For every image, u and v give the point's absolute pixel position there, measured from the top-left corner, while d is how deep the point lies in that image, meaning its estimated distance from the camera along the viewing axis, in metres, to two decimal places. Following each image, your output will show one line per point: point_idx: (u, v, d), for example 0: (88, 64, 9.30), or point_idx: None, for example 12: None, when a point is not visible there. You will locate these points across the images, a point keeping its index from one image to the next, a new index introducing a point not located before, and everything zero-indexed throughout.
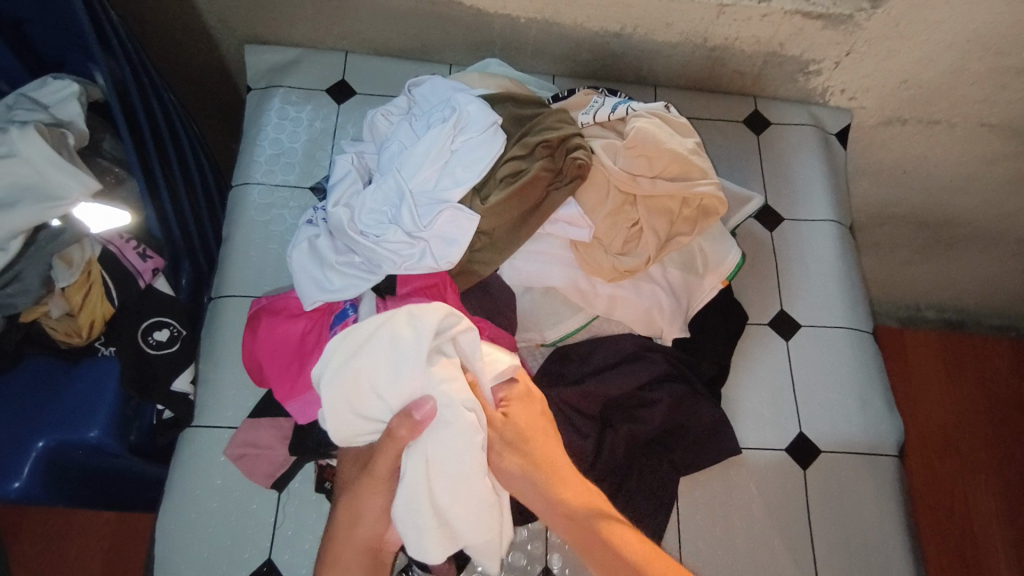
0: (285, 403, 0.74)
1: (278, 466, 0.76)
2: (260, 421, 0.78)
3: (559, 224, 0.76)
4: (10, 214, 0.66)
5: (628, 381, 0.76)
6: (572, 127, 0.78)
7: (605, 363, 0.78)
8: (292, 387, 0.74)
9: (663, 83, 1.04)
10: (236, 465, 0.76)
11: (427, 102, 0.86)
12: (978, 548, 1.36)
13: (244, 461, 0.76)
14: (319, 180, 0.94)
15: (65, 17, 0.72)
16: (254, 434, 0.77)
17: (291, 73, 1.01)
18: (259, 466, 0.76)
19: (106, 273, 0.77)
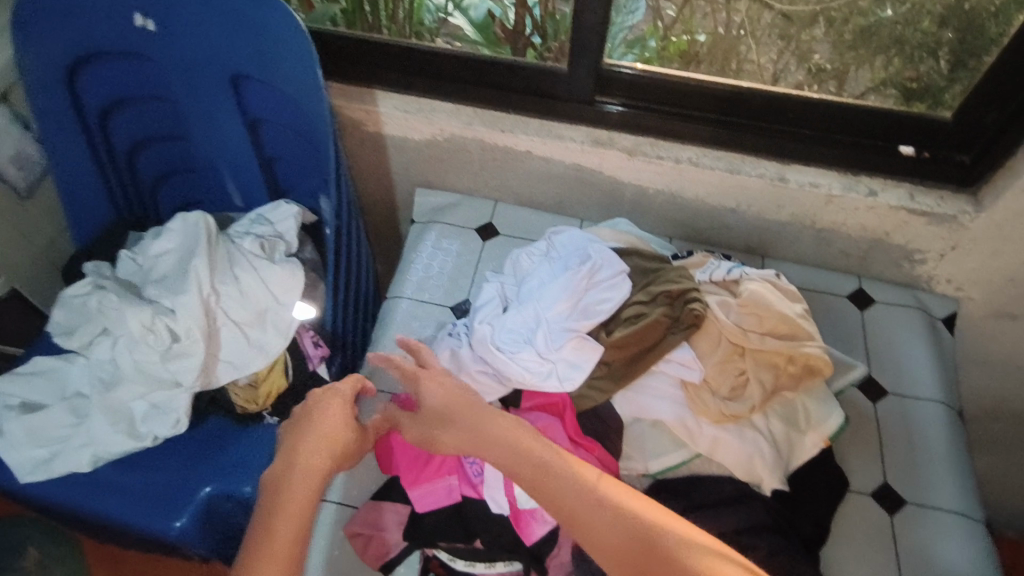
0: (409, 489, 0.83)
1: (391, 550, 0.82)
2: (381, 503, 0.86)
3: (672, 365, 0.85)
4: (242, 305, 0.88)
5: (723, 521, 0.79)
6: (691, 282, 0.89)
7: (701, 503, 0.81)
8: (417, 476, 0.84)
9: (771, 254, 1.16)
10: (353, 542, 0.84)
11: (564, 246, 1.01)
12: None
13: (361, 539, 0.83)
14: (460, 301, 1.10)
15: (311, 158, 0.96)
16: (374, 513, 0.85)
17: (450, 211, 1.22)
18: (374, 545, 0.83)
19: (287, 356, 0.92)
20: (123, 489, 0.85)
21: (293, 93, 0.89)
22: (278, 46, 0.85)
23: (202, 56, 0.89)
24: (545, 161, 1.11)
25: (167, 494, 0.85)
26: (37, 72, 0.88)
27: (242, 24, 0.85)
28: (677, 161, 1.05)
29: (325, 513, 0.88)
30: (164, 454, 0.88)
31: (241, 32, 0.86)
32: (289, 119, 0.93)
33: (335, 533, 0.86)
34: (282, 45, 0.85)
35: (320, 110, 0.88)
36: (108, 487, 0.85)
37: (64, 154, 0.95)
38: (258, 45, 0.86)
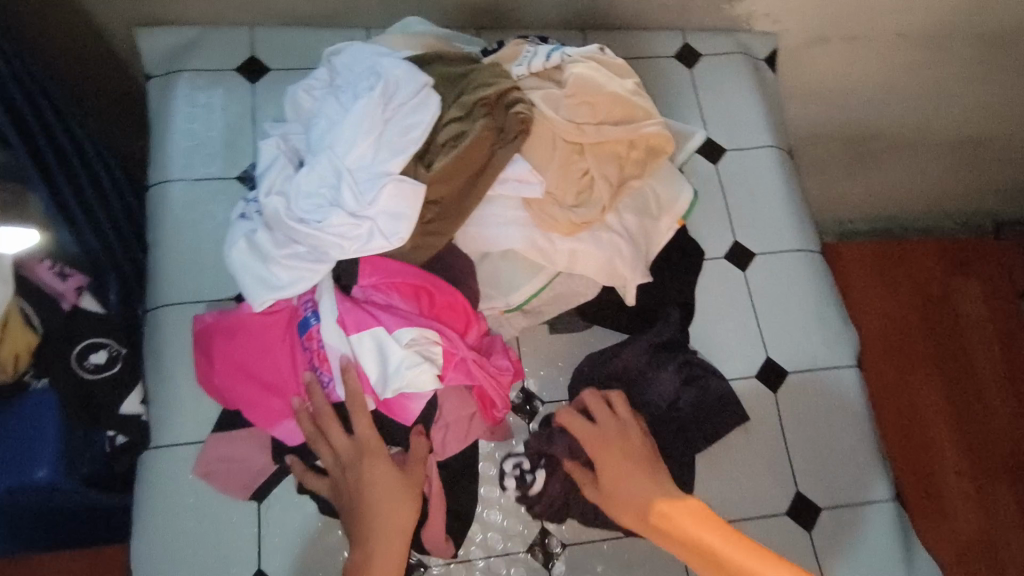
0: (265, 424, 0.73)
1: (261, 474, 0.73)
2: (234, 432, 0.75)
3: (509, 184, 0.73)
4: None
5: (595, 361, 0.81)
6: (508, 80, 0.75)
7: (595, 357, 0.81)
8: (266, 408, 0.73)
9: (590, 25, 1.02)
10: (210, 481, 0.73)
11: (348, 69, 0.80)
12: (925, 436, 1.46)
13: (219, 475, 0.73)
14: (245, 168, 0.88)
15: None
16: (227, 444, 0.74)
17: (193, 54, 0.92)
18: (238, 476, 0.73)
19: (26, 302, 0.71)
20: None
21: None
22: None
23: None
24: None
25: None
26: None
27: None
28: None
29: (161, 462, 0.73)
30: None
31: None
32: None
33: (182, 480, 0.73)
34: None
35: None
36: None
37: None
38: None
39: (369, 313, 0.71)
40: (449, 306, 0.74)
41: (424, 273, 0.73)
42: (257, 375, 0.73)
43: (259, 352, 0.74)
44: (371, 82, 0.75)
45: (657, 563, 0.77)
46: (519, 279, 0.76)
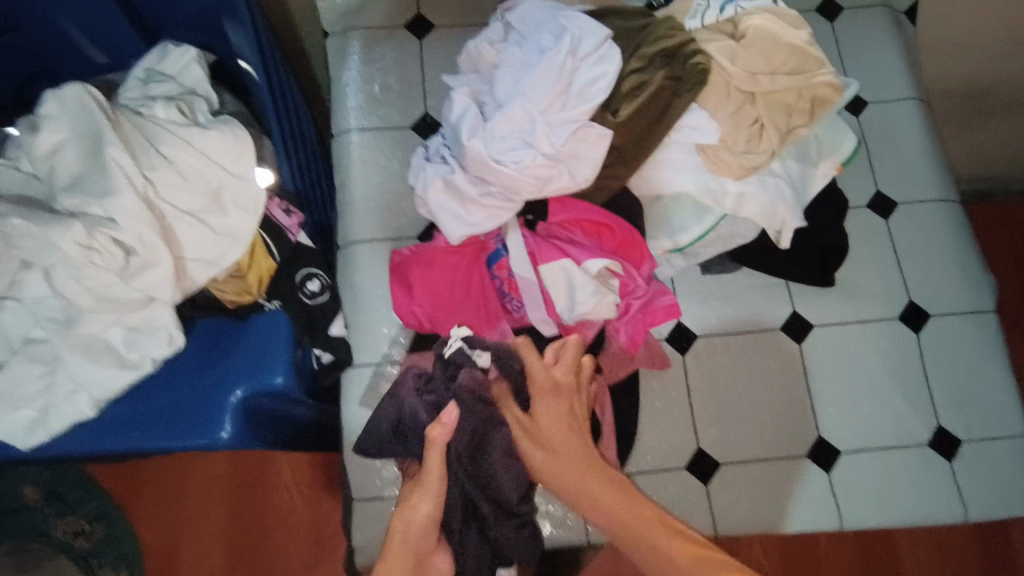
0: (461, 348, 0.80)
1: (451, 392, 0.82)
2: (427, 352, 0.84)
3: (685, 131, 0.79)
4: (186, 191, 0.71)
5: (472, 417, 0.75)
6: (685, 32, 0.79)
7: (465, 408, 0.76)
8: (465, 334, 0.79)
9: None
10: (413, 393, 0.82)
11: (523, 23, 0.85)
12: None
13: None
14: (419, 119, 0.95)
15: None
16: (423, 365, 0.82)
17: (365, 11, 0.99)
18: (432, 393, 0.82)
19: (263, 233, 0.79)
20: (145, 419, 0.77)
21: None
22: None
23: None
24: None
25: (193, 410, 0.78)
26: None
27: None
28: None
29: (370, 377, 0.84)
30: (167, 377, 0.80)
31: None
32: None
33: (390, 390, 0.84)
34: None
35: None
36: (121, 420, 0.77)
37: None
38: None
39: (557, 247, 0.79)
40: (627, 244, 0.80)
41: (610, 215, 0.80)
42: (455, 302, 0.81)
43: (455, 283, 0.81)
44: (556, 35, 0.80)
45: (804, 481, 0.86)
46: (684, 222, 0.83)
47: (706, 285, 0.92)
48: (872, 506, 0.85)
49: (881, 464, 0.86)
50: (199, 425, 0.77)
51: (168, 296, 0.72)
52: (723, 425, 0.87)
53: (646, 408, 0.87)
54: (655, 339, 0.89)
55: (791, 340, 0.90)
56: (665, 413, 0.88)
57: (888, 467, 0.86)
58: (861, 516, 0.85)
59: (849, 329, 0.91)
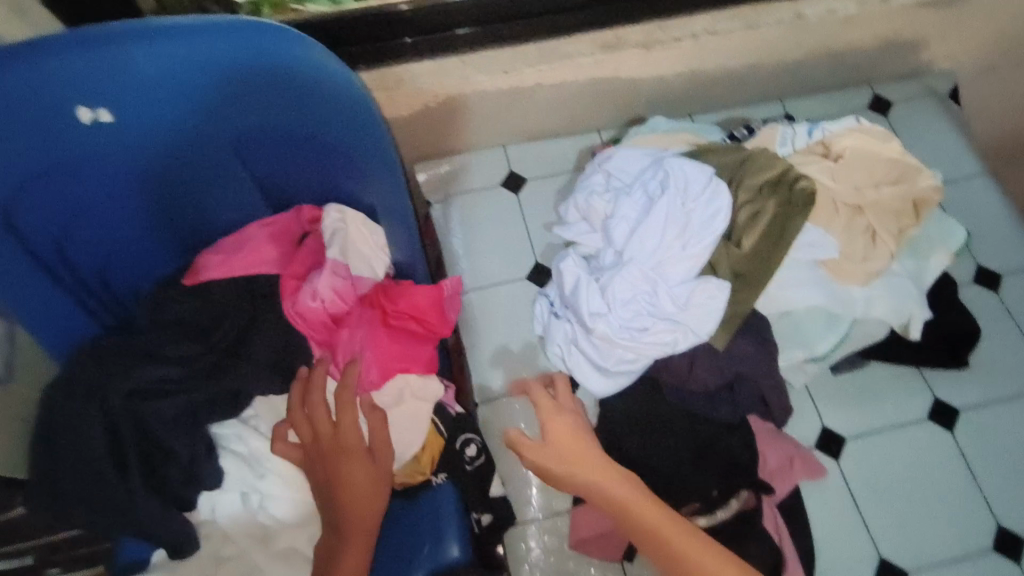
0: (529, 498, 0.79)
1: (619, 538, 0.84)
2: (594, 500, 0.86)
3: (805, 250, 0.83)
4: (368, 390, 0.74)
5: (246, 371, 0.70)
6: (782, 162, 0.86)
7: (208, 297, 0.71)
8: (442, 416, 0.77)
9: (786, 94, 1.13)
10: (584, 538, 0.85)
11: (624, 173, 0.93)
12: None
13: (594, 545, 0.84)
14: (533, 268, 1.01)
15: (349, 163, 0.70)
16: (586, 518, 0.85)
17: (462, 178, 1.08)
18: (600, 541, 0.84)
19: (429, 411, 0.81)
20: None
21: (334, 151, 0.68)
22: (309, 109, 0.63)
23: (187, 134, 0.64)
24: (555, 86, 0.98)
25: None
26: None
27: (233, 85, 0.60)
28: (695, 36, 0.95)
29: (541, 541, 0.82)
30: None
31: (252, 100, 0.62)
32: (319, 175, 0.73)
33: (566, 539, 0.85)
34: (313, 108, 0.63)
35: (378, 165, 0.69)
36: None
37: (33, 303, 0.69)
38: (268, 110, 0.63)
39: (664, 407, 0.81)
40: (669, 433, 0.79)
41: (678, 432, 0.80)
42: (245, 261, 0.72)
43: (335, 313, 0.73)
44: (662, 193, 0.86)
45: None
46: (814, 334, 0.86)
47: (842, 386, 0.93)
48: None
49: None
50: None
51: None
52: (900, 528, 0.85)
53: (816, 522, 0.86)
54: (808, 448, 0.89)
55: (941, 427, 0.90)
56: (836, 524, 0.86)
57: None
58: None
59: (996, 406, 0.91)
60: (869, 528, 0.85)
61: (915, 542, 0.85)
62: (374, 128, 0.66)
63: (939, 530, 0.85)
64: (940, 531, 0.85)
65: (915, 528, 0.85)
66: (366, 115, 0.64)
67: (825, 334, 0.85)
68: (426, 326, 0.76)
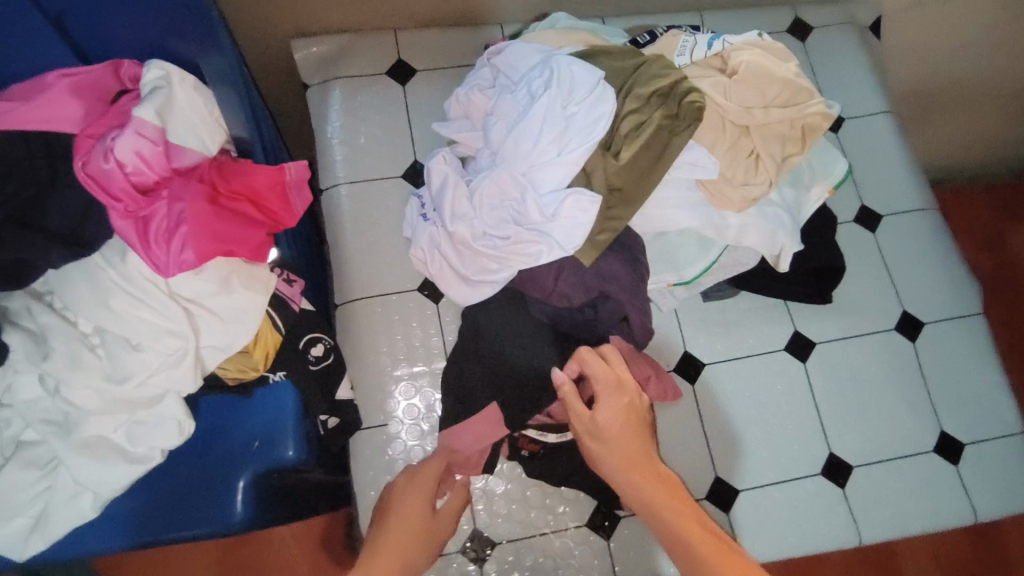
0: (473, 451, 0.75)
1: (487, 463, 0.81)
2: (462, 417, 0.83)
3: (685, 168, 0.79)
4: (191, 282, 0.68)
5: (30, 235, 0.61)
6: (677, 70, 0.80)
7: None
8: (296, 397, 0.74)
9: (706, 6, 1.06)
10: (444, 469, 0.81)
11: (513, 68, 0.85)
12: None
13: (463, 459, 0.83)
14: (411, 167, 0.94)
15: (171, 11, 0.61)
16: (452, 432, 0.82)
17: (344, 60, 0.97)
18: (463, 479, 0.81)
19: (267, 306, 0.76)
20: (151, 511, 0.74)
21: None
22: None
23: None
24: None
25: (206, 500, 0.75)
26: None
27: None
28: None
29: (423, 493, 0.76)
30: (171, 463, 0.76)
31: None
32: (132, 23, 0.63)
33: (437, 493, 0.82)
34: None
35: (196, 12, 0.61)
36: (127, 517, 0.74)
37: None
38: None
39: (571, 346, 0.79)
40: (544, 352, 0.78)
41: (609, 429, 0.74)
42: (42, 110, 0.63)
43: (144, 182, 0.65)
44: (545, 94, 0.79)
45: (821, 499, 0.88)
46: (683, 258, 0.84)
47: (709, 313, 0.93)
48: (891, 517, 0.88)
49: (892, 475, 0.89)
50: (215, 512, 0.74)
51: (186, 388, 0.69)
52: (739, 450, 0.89)
53: (662, 442, 0.88)
54: (666, 371, 0.90)
55: (796, 360, 0.92)
56: (681, 445, 0.88)
57: (899, 476, 0.89)
58: (879, 528, 0.87)
59: (849, 342, 0.93)
60: (710, 450, 0.88)
61: (751, 464, 0.88)
62: None
63: (776, 454, 0.89)
64: (776, 455, 0.89)
65: (754, 451, 0.89)
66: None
67: (696, 257, 0.84)
68: (262, 211, 0.71)
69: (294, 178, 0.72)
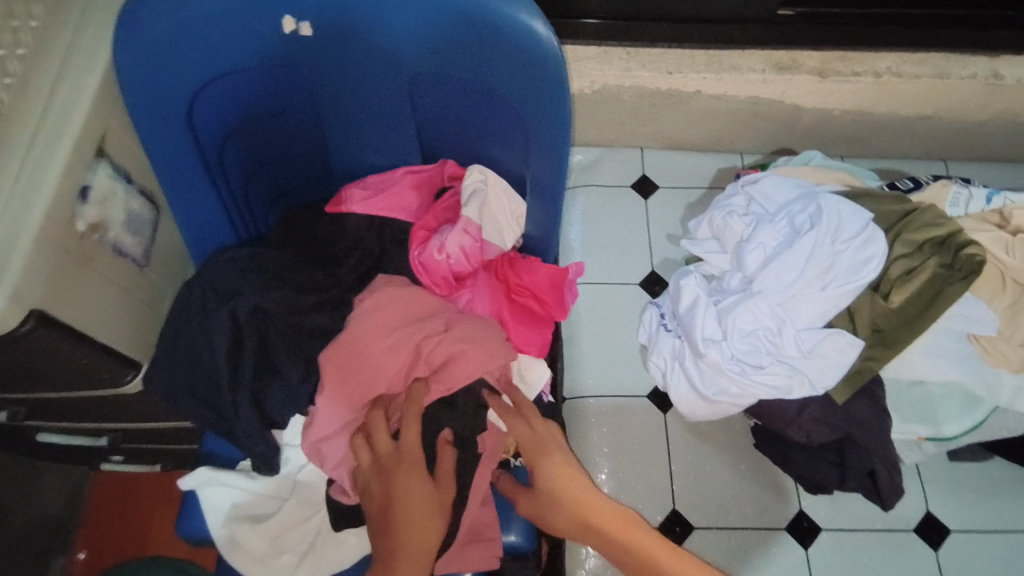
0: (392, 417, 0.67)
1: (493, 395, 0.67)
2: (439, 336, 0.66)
3: (958, 320, 0.77)
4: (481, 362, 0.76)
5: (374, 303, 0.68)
6: (952, 221, 0.80)
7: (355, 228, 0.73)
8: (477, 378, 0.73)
9: (949, 156, 1.06)
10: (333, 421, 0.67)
11: (770, 199, 0.89)
12: None
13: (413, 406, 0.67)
14: (647, 276, 0.98)
15: (520, 131, 0.67)
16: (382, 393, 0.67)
17: (592, 171, 1.05)
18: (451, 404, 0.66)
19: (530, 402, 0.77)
20: None
21: (512, 113, 0.65)
22: (500, 64, 0.60)
23: (367, 57, 0.62)
24: (716, 99, 0.94)
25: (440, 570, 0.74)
26: (135, 96, 0.62)
27: (434, 23, 0.59)
28: (878, 74, 0.90)
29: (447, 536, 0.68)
30: None
31: (447, 47, 0.60)
32: (479, 135, 0.71)
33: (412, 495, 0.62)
34: (505, 65, 0.60)
35: (549, 140, 0.65)
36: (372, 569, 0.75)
37: (185, 195, 0.71)
38: (455, 52, 0.61)
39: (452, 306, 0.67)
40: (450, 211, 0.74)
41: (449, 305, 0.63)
42: (384, 199, 0.73)
43: (458, 270, 0.73)
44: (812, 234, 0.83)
45: None
46: (941, 413, 0.79)
47: (954, 474, 0.86)
48: None
49: None
50: None
51: None
52: None
53: None
54: (905, 530, 0.83)
55: None
56: None
57: None
58: None
59: None
60: None
61: None
62: (553, 97, 0.61)
63: None
64: None
65: None
66: (558, 91, 0.61)
67: (957, 415, 0.79)
68: (542, 305, 0.75)
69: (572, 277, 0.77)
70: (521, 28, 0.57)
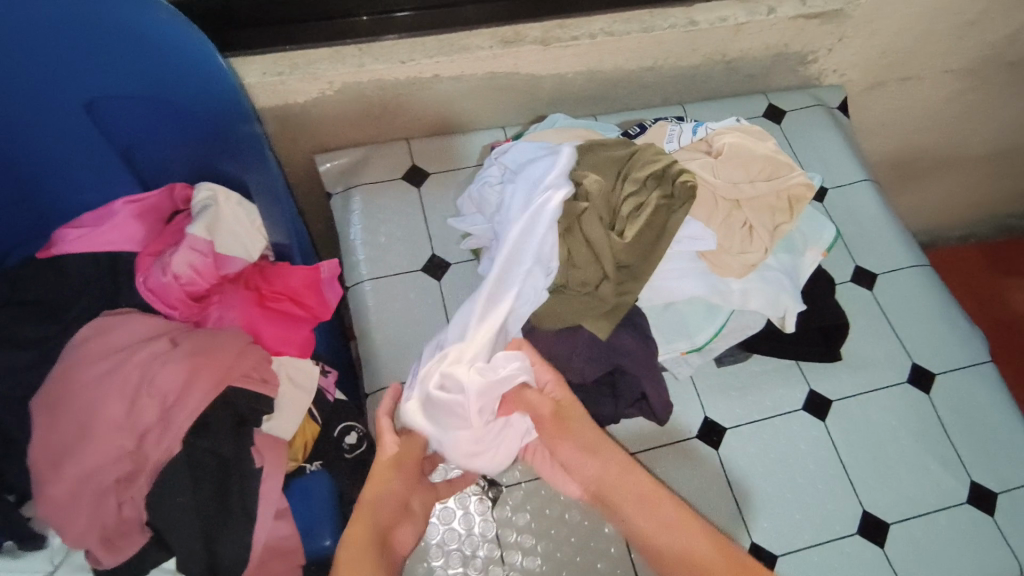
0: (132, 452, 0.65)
1: (267, 402, 0.70)
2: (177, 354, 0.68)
3: (686, 242, 0.86)
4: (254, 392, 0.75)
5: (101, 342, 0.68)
6: (668, 156, 0.88)
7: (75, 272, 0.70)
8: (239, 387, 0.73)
9: (685, 98, 1.18)
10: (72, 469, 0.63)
11: (518, 165, 0.94)
12: None
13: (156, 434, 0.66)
14: (429, 260, 1.00)
15: (217, 133, 0.68)
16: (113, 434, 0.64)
17: (363, 169, 1.07)
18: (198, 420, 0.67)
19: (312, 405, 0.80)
20: None
21: (197, 121, 0.67)
22: (166, 75, 0.62)
23: (25, 81, 0.61)
24: (456, 80, 0.99)
25: None
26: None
27: (76, 37, 0.59)
28: (592, 35, 0.98)
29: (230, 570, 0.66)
30: None
31: (108, 63, 0.61)
32: (184, 146, 0.71)
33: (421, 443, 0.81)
34: (171, 74, 0.62)
35: (241, 140, 0.69)
36: None
37: None
38: (115, 67, 0.62)
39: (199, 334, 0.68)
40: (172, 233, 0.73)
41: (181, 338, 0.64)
42: (103, 235, 0.72)
43: (194, 289, 0.72)
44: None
45: (862, 560, 0.86)
46: (692, 326, 0.88)
47: (724, 378, 0.95)
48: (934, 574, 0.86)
49: (929, 529, 0.88)
50: None
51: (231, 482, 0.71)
52: (774, 515, 0.88)
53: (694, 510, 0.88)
54: (688, 439, 0.91)
55: (816, 417, 0.94)
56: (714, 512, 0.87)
57: (937, 530, 0.89)
58: None
59: (864, 398, 0.95)
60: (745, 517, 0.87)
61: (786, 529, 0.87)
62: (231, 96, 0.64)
63: (810, 515, 0.88)
64: (810, 517, 0.88)
65: (787, 514, 0.88)
66: (229, 95, 0.64)
67: (704, 325, 0.88)
68: (298, 307, 0.76)
69: (326, 275, 0.77)
70: (173, 37, 0.59)
